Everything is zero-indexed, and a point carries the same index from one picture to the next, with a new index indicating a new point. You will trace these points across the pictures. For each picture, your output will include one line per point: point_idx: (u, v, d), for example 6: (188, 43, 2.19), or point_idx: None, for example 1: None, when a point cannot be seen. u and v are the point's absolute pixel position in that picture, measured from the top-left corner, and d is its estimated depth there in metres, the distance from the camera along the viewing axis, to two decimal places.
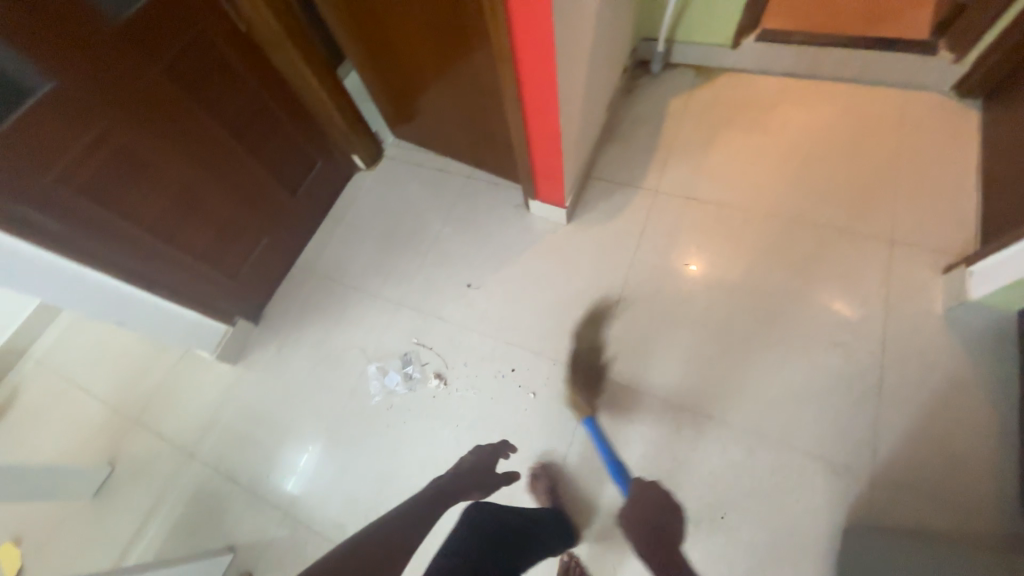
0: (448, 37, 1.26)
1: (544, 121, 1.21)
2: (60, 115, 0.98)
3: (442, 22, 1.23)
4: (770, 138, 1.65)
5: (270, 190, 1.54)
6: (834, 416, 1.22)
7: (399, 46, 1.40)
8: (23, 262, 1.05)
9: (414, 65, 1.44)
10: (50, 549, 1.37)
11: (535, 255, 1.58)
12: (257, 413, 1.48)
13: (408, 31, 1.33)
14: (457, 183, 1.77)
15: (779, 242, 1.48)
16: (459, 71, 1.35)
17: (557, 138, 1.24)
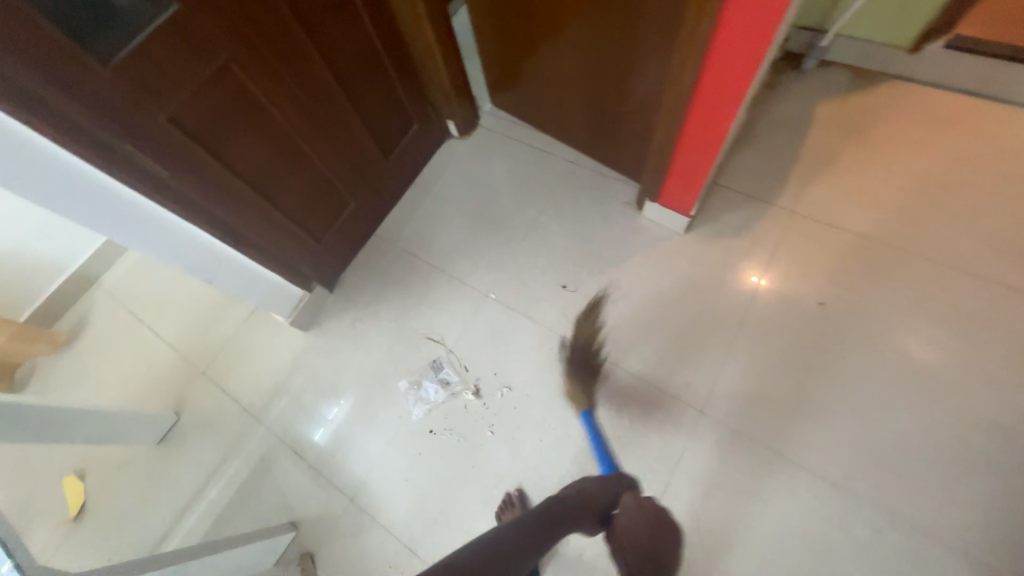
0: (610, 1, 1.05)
1: (713, 116, 1.02)
2: (184, 43, 0.84)
3: None
4: (887, 152, 1.45)
5: (367, 150, 1.40)
6: (975, 508, 1.09)
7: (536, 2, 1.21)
8: (120, 206, 0.92)
9: (548, 29, 1.25)
10: (114, 488, 1.35)
11: (642, 263, 1.42)
12: (326, 388, 1.40)
13: None
14: (559, 168, 1.59)
15: (876, 271, 1.33)
16: (607, 43, 1.15)
17: (720, 137, 1.06)
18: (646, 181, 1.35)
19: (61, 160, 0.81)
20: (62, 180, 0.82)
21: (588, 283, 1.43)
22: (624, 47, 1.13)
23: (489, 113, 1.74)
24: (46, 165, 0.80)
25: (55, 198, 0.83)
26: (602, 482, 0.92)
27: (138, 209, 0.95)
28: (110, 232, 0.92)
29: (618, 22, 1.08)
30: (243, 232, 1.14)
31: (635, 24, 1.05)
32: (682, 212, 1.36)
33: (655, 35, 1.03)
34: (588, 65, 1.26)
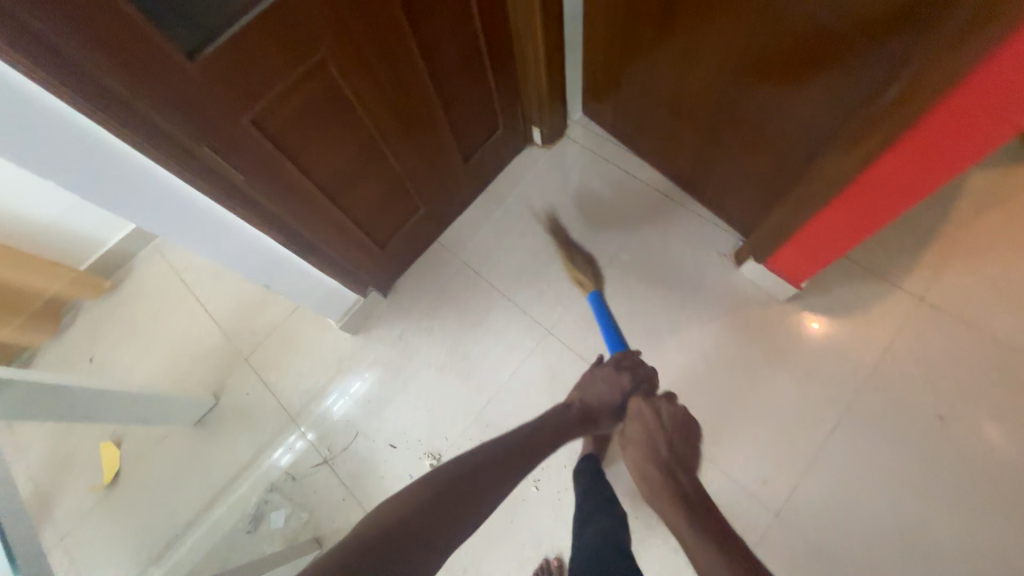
0: (776, 35, 0.87)
1: (886, 195, 0.84)
2: (282, 38, 0.73)
3: (770, 19, 0.86)
4: (1006, 224, 1.25)
5: (448, 154, 1.27)
6: None
7: (677, 17, 1.02)
8: (171, 205, 0.79)
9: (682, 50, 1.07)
10: (147, 463, 1.34)
11: (728, 328, 1.27)
12: (366, 400, 1.33)
13: (701, 10, 0.96)
14: (650, 199, 1.43)
15: (954, 354, 1.16)
16: (758, 79, 0.96)
17: (883, 217, 0.88)
18: (758, 239, 1.18)
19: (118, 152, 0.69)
20: (119, 174, 0.71)
21: (664, 339, 1.29)
22: (779, 89, 0.94)
23: (577, 123, 1.57)
24: (102, 157, 0.68)
25: (118, 202, 0.73)
26: (608, 376, 1.01)
27: (198, 209, 0.83)
28: (164, 230, 0.81)
29: (779, 59, 0.89)
30: (310, 237, 1.03)
31: (806, 66, 0.86)
32: (792, 279, 1.18)
33: (830, 86, 0.84)
34: (721, 98, 1.08)
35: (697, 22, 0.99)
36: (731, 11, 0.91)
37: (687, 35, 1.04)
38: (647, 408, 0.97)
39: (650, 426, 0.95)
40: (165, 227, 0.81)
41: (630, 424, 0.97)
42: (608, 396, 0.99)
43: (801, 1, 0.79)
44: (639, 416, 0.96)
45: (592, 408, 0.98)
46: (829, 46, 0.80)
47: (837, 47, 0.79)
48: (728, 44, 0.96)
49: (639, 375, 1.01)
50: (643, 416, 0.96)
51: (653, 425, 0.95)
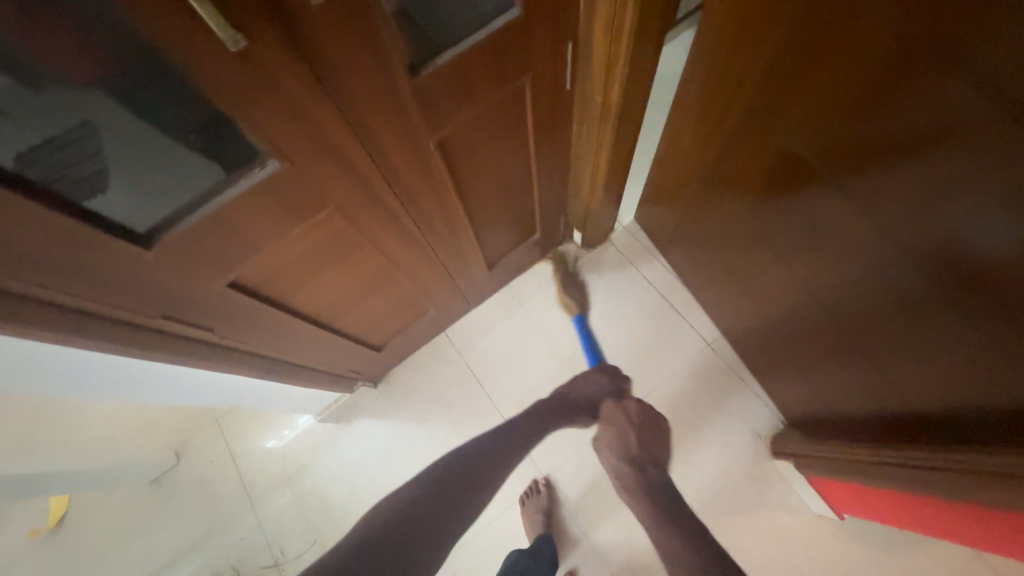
0: (854, 225, 0.68)
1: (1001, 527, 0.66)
2: (278, 204, 0.58)
3: (851, 205, 0.67)
4: None
5: (470, 264, 1.11)
6: None
7: (774, 184, 0.80)
8: (113, 369, 0.65)
9: (751, 207, 0.89)
10: (95, 513, 1.25)
11: (743, 526, 1.10)
12: (331, 503, 1.22)
13: (775, 161, 0.77)
14: (688, 345, 1.26)
15: None
16: (865, 298, 0.73)
17: (999, 538, 0.69)
18: (807, 453, 1.01)
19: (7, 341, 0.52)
20: (39, 359, 0.57)
21: (667, 518, 1.14)
22: (863, 288, 0.72)
23: (625, 229, 1.39)
24: (10, 349, 0.53)
25: (38, 377, 0.59)
26: (591, 377, 1.27)
27: (138, 368, 0.68)
28: (75, 388, 0.65)
29: (852, 251, 0.70)
30: (289, 361, 0.90)
31: (902, 278, 0.65)
32: (833, 506, 1.05)
33: (974, 353, 0.61)
34: (806, 291, 0.86)
35: (799, 199, 0.76)
36: (848, 209, 0.67)
37: (780, 208, 0.82)
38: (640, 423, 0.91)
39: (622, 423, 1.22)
40: (79, 386, 0.65)
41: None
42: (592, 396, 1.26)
43: (897, 202, 0.60)
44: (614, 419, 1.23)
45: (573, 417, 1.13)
46: (946, 274, 0.59)
47: (989, 313, 0.56)
48: (823, 226, 0.74)
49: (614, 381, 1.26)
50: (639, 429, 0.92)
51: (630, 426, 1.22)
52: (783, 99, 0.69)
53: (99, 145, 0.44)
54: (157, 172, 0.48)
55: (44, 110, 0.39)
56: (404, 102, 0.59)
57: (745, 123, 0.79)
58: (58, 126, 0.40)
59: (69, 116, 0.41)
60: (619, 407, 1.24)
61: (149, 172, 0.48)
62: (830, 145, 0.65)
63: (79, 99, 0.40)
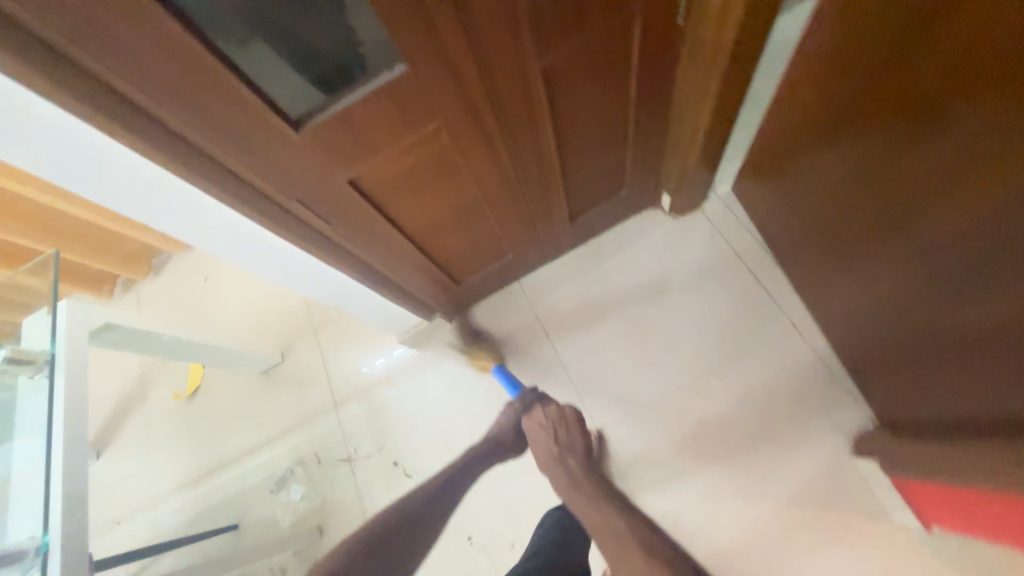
0: (1004, 199, 0.59)
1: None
2: (398, 109, 0.65)
3: (1005, 175, 0.58)
4: None
5: (552, 213, 1.14)
6: None
7: (900, 155, 0.72)
8: (257, 242, 0.79)
9: (868, 174, 0.80)
10: (218, 390, 1.52)
11: (808, 519, 1.03)
12: (399, 418, 1.35)
13: (909, 124, 0.68)
14: (772, 326, 1.18)
15: None
16: (1007, 286, 0.62)
17: None
18: (894, 447, 0.90)
19: (182, 188, 0.65)
20: (210, 218, 0.72)
21: (723, 496, 1.09)
22: (1000, 274, 0.63)
23: (719, 200, 1.32)
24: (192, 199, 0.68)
25: (207, 236, 0.75)
26: (502, 419, 1.07)
27: (275, 247, 0.82)
28: (224, 253, 0.80)
29: (995, 229, 0.61)
30: (384, 274, 1.01)
31: None
32: (921, 516, 0.95)
33: None
34: (929, 275, 0.75)
35: (935, 168, 0.67)
36: (996, 182, 0.59)
37: (907, 180, 0.72)
38: (533, 423, 1.01)
39: (541, 440, 0.98)
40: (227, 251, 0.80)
41: (532, 444, 1.00)
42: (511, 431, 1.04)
43: None
44: (532, 429, 1.00)
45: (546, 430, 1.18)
46: None
47: None
48: (963, 201, 0.64)
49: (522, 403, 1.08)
50: (539, 428, 1.00)
51: (541, 424, 1.00)
52: (923, 57, 0.63)
53: (260, 46, 0.55)
54: (305, 65, 0.59)
55: (229, 19, 0.52)
56: (517, 17, 0.62)
57: (882, 77, 0.71)
58: (236, 32, 0.53)
59: (240, 22, 0.53)
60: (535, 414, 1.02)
61: (297, 66, 0.59)
62: (991, 100, 0.56)
63: (247, 4, 0.52)
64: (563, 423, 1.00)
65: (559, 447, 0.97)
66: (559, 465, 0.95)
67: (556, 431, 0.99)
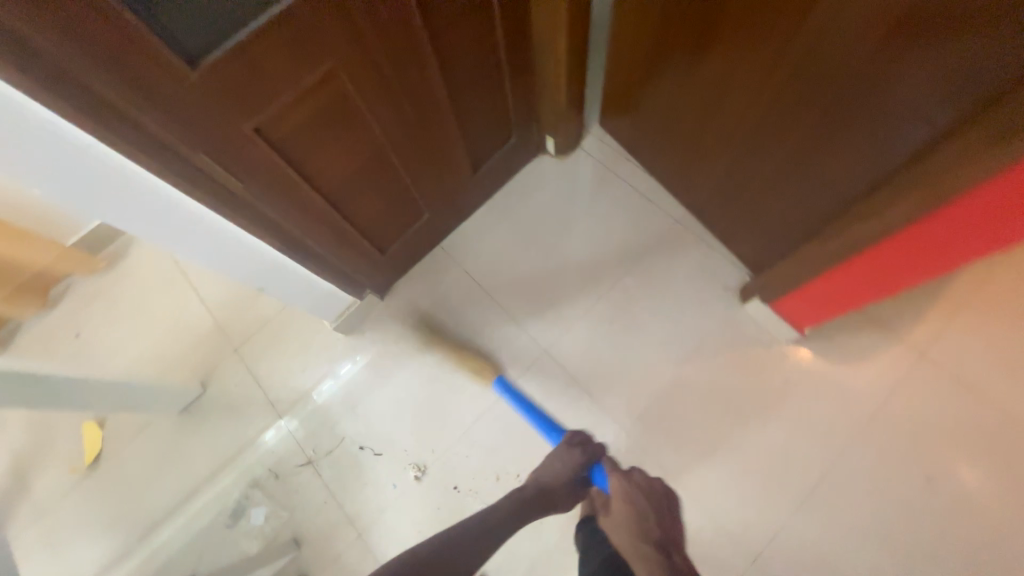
0: (788, 48, 0.82)
1: (929, 250, 0.82)
2: (292, 45, 0.68)
3: (784, 28, 0.80)
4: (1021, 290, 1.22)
5: (457, 163, 1.23)
6: None
7: (717, 43, 0.93)
8: (166, 211, 0.76)
9: (696, 68, 1.02)
10: (129, 448, 1.32)
11: (724, 364, 1.25)
12: (355, 407, 1.31)
13: (715, 14, 0.89)
14: (660, 225, 1.40)
15: (952, 418, 1.14)
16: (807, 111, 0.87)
17: (910, 263, 0.86)
18: (770, 279, 1.16)
19: (77, 146, 0.63)
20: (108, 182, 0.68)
21: (661, 370, 1.27)
22: (800, 103, 0.87)
23: (593, 136, 1.53)
24: (84, 159, 0.64)
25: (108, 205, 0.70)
26: (566, 455, 1.00)
27: (186, 215, 0.79)
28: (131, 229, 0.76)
29: (789, 72, 0.85)
30: (307, 244, 1.00)
31: (833, 76, 0.78)
32: (795, 324, 1.19)
33: (881, 116, 0.76)
34: (744, 138, 1.05)
35: (736, 56, 0.92)
36: (781, 38, 0.81)
37: (721, 69, 0.97)
38: (626, 480, 0.95)
39: (637, 501, 0.93)
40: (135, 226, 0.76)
41: (617, 498, 0.94)
42: (567, 471, 0.98)
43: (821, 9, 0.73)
44: (622, 486, 0.94)
45: (549, 489, 0.96)
46: (865, 59, 0.72)
47: (893, 76, 0.71)
48: (767, 60, 0.87)
49: (590, 450, 1.00)
50: (624, 492, 0.94)
51: (638, 491, 0.95)
52: None
53: None
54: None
55: None
56: None
57: None
58: None
59: None
60: (624, 475, 0.96)
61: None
62: None
63: None
64: (666, 513, 0.95)
65: (655, 520, 0.92)
66: (655, 545, 0.89)
67: (655, 510, 0.94)
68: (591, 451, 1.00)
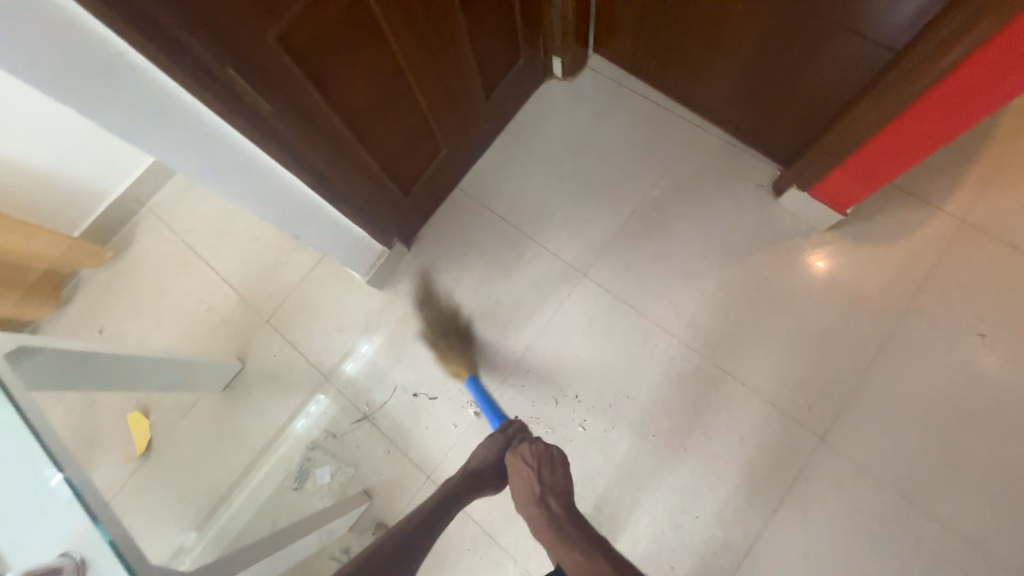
0: None
1: (957, 109, 0.81)
2: None
3: None
4: None
5: (471, 89, 1.17)
6: None
7: None
8: (198, 139, 0.71)
9: None
10: (180, 431, 1.30)
11: (766, 260, 1.24)
12: (400, 357, 1.30)
13: None
14: (682, 132, 1.36)
15: (996, 277, 1.15)
16: None
17: (931, 127, 0.86)
18: (806, 163, 1.14)
19: (101, 44, 0.55)
20: (139, 103, 0.62)
21: (704, 275, 1.25)
22: None
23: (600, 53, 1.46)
24: (114, 74, 0.58)
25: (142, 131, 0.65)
26: (486, 446, 0.96)
27: (218, 143, 0.74)
28: (157, 152, 0.69)
29: None
30: (336, 182, 0.95)
31: None
32: (835, 207, 1.17)
33: None
34: (752, 16, 1.01)
35: None
36: None
37: None
38: (520, 453, 0.91)
39: (529, 468, 0.88)
40: (162, 149, 0.69)
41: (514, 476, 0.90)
42: (489, 459, 0.93)
43: None
44: (521, 459, 0.90)
45: (476, 472, 0.91)
46: None
47: None
48: None
49: (510, 433, 0.97)
50: (522, 462, 0.89)
51: (536, 458, 0.90)
52: None
53: None
54: None
55: None
56: None
57: None
58: None
59: None
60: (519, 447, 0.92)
61: None
62: None
63: None
64: (555, 469, 0.90)
65: (548, 479, 0.88)
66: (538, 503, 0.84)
67: (554, 469, 0.90)
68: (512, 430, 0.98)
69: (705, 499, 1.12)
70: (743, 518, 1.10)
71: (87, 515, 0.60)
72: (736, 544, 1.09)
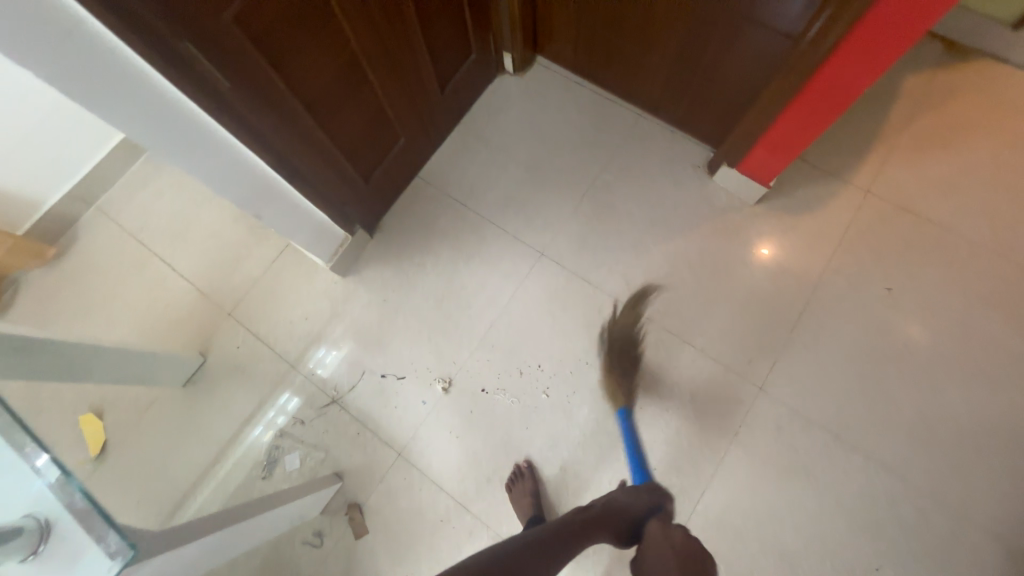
0: None
1: (844, 83, 0.94)
2: None
3: None
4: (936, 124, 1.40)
5: (426, 80, 1.23)
6: (993, 480, 1.15)
7: None
8: (160, 111, 0.74)
9: None
10: (139, 430, 1.27)
11: (705, 233, 1.36)
12: (366, 341, 1.32)
13: None
14: (625, 121, 1.48)
15: (897, 238, 1.32)
16: None
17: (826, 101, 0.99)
18: (732, 143, 1.26)
19: (62, 12, 0.58)
20: (99, 73, 0.65)
21: (651, 249, 1.36)
22: None
23: None
24: (75, 42, 0.60)
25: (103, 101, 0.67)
26: (629, 491, 1.01)
27: (179, 117, 0.76)
28: (118, 124, 0.71)
29: None
30: (296, 164, 0.99)
31: None
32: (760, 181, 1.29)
33: None
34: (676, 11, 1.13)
35: None
36: None
37: None
38: (667, 532, 0.91)
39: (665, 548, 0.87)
40: (123, 121, 0.71)
41: (651, 549, 0.88)
42: (631, 507, 0.97)
43: None
44: (658, 536, 0.90)
45: (616, 509, 0.96)
46: None
47: None
48: None
49: (651, 493, 1.02)
50: (663, 538, 0.89)
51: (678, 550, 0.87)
52: None
53: None
54: None
55: None
56: None
57: None
58: None
59: None
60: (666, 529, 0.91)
61: None
62: None
63: None
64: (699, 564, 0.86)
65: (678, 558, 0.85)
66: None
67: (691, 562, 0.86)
68: (654, 495, 1.01)
69: (662, 452, 1.20)
70: (696, 466, 1.19)
71: (57, 470, 0.61)
72: (691, 491, 1.18)
